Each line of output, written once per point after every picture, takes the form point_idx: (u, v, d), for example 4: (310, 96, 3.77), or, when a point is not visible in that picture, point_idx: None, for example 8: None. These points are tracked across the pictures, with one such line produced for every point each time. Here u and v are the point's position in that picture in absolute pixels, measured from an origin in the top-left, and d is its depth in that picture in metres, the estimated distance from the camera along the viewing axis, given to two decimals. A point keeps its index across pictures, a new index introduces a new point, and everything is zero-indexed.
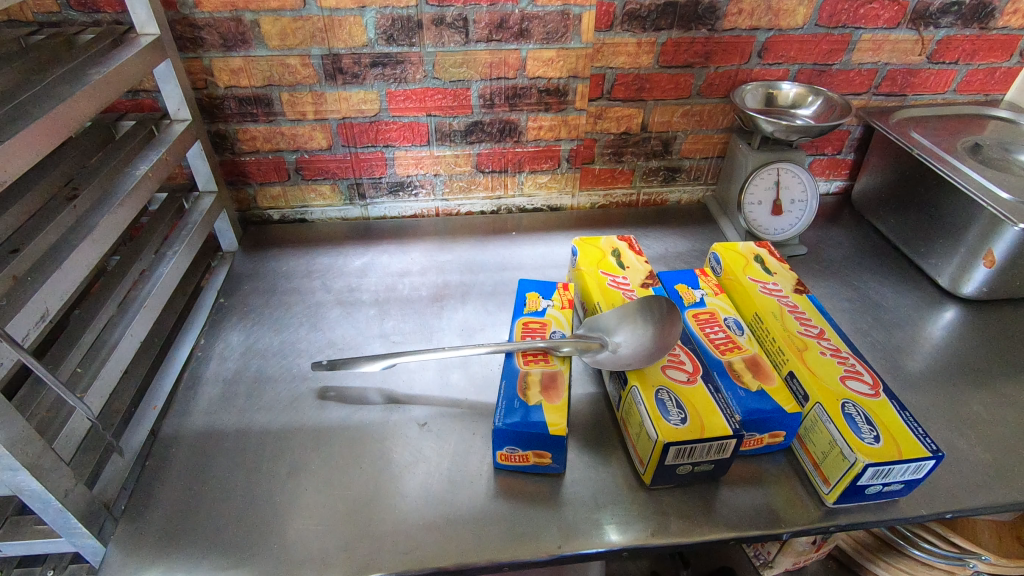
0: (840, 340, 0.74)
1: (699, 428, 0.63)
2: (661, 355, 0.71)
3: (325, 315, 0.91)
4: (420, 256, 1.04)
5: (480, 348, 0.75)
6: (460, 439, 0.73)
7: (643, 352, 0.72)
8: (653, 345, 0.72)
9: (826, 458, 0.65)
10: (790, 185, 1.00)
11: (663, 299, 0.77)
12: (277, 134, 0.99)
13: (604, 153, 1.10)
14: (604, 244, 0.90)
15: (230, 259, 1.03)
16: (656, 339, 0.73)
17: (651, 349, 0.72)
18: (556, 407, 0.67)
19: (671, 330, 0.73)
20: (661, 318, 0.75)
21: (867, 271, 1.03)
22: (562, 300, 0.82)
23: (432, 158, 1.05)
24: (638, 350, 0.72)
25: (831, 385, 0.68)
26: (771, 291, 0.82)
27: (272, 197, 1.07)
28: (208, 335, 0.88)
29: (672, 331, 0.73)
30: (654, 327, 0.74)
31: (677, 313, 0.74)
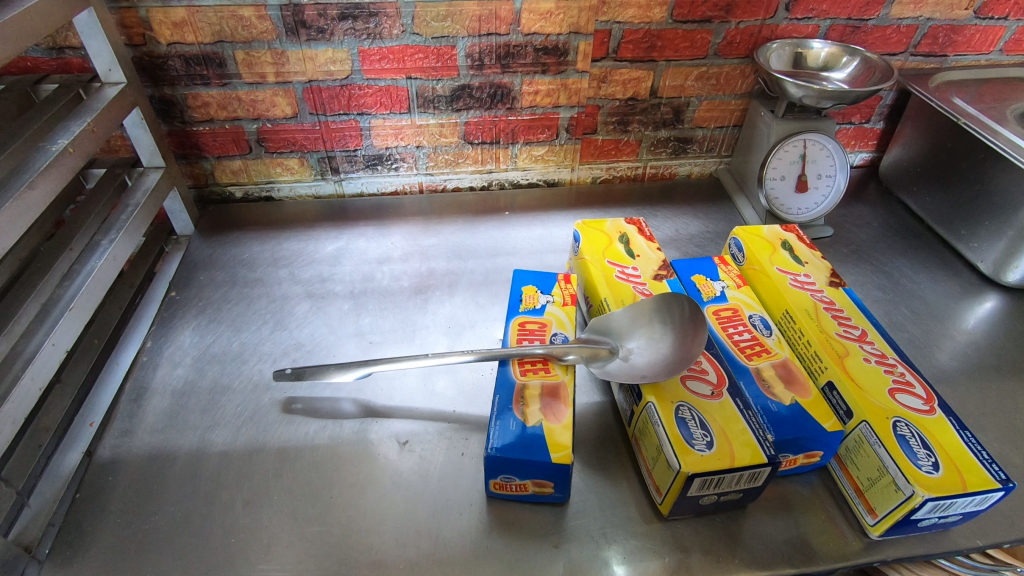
0: (885, 343, 0.64)
1: (728, 457, 0.53)
2: (683, 366, 0.61)
3: (293, 311, 0.80)
4: (402, 239, 0.93)
5: (468, 353, 0.65)
6: (447, 460, 0.63)
7: (661, 364, 0.62)
8: (672, 356, 0.63)
9: (872, 486, 0.56)
10: (817, 158, 0.89)
11: (683, 298, 0.66)
12: (233, 99, 0.86)
13: (608, 121, 0.97)
14: (610, 228, 0.79)
15: (185, 244, 0.90)
16: (676, 349, 0.63)
17: (671, 362, 0.62)
18: (560, 428, 0.57)
19: (693, 337, 0.63)
20: (681, 323, 0.65)
21: (899, 255, 0.93)
22: (563, 295, 0.71)
23: (414, 127, 0.92)
24: (655, 362, 0.62)
25: (878, 399, 0.58)
26: (803, 284, 0.71)
27: (233, 171, 0.94)
28: (157, 334, 0.76)
29: (694, 339, 0.63)
30: (674, 336, 0.64)
31: (701, 319, 0.64)
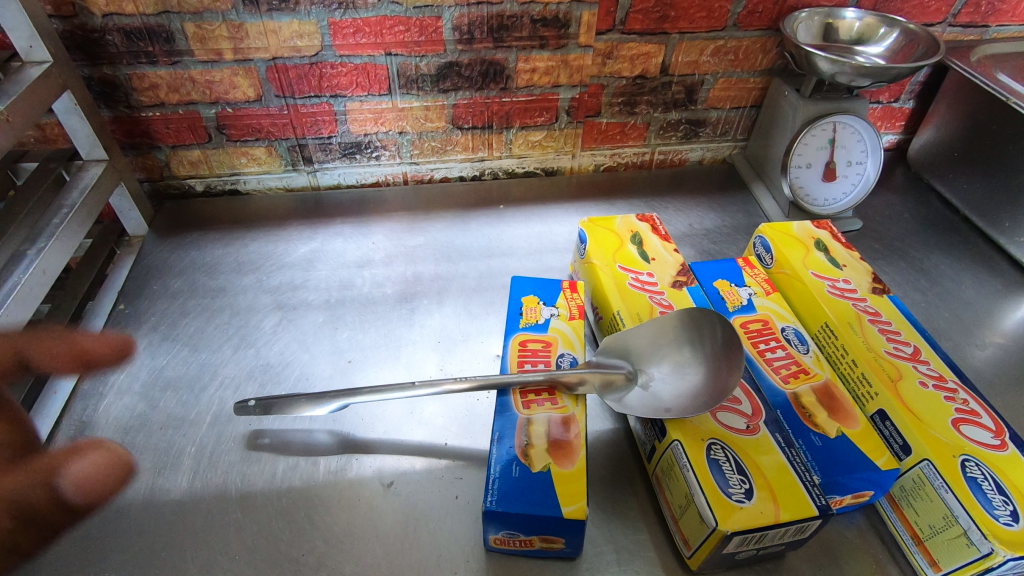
0: (941, 362, 0.56)
1: (771, 509, 0.45)
2: (717, 400, 0.52)
3: (260, 326, 0.70)
4: (384, 239, 0.83)
5: (461, 381, 0.55)
6: (439, 505, 0.54)
7: (690, 396, 0.53)
8: (703, 388, 0.54)
9: (935, 536, 0.48)
10: (847, 143, 0.80)
11: (717, 319, 0.57)
12: (185, 80, 0.74)
13: (612, 102, 0.87)
14: (620, 226, 0.70)
15: (138, 246, 0.80)
16: (708, 380, 0.54)
17: (702, 395, 0.53)
18: (571, 475, 0.48)
19: (729, 366, 0.54)
20: (712, 349, 0.56)
21: (933, 250, 0.85)
22: (569, 308, 0.62)
23: (395, 111, 0.81)
24: (682, 394, 0.54)
25: (940, 432, 0.50)
26: (842, 291, 0.62)
27: (191, 163, 0.83)
28: (102, 356, 0.66)
29: (731, 369, 0.54)
30: (705, 364, 0.55)
31: (735, 344, 0.55)
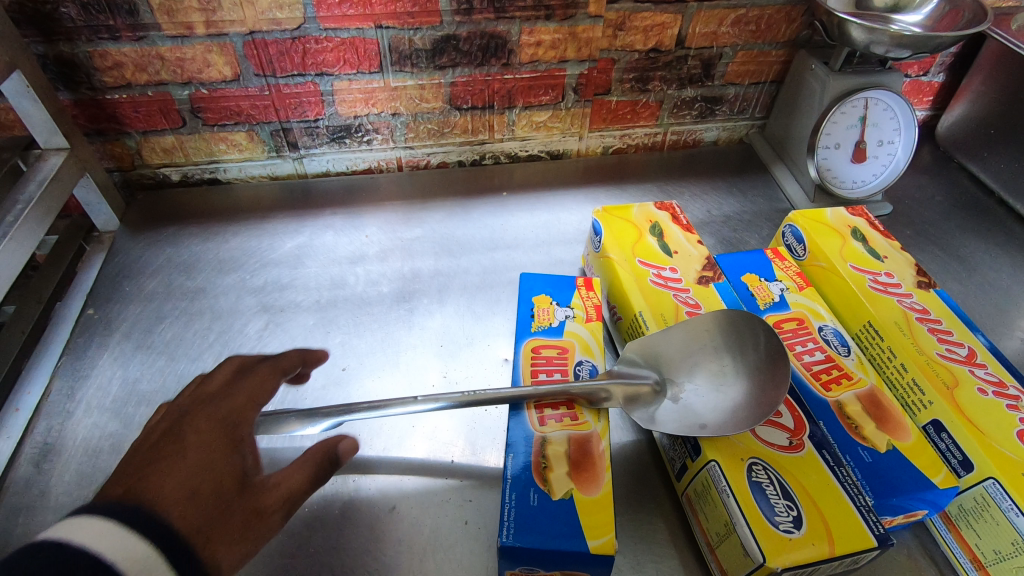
0: (999, 366, 0.51)
1: (824, 541, 0.40)
2: (760, 415, 0.47)
3: (244, 332, 0.64)
4: (378, 231, 0.76)
5: (469, 395, 0.50)
6: (446, 533, 0.49)
7: (730, 413, 0.48)
8: (744, 404, 0.48)
9: (1001, 562, 0.43)
10: (880, 121, 0.74)
11: (758, 323, 0.51)
12: (154, 58, 0.67)
13: (624, 79, 0.79)
14: (638, 216, 0.64)
15: (109, 243, 0.73)
16: (749, 393, 0.49)
17: (742, 410, 0.48)
18: (596, 503, 0.43)
19: (773, 378, 0.49)
20: (754, 358, 0.50)
21: (968, 235, 0.79)
22: (585, 308, 0.56)
23: (387, 90, 0.74)
24: (720, 409, 0.48)
25: (1005, 446, 0.45)
26: (885, 286, 0.57)
27: (164, 150, 0.75)
28: (69, 369, 0.60)
29: (776, 384, 0.48)
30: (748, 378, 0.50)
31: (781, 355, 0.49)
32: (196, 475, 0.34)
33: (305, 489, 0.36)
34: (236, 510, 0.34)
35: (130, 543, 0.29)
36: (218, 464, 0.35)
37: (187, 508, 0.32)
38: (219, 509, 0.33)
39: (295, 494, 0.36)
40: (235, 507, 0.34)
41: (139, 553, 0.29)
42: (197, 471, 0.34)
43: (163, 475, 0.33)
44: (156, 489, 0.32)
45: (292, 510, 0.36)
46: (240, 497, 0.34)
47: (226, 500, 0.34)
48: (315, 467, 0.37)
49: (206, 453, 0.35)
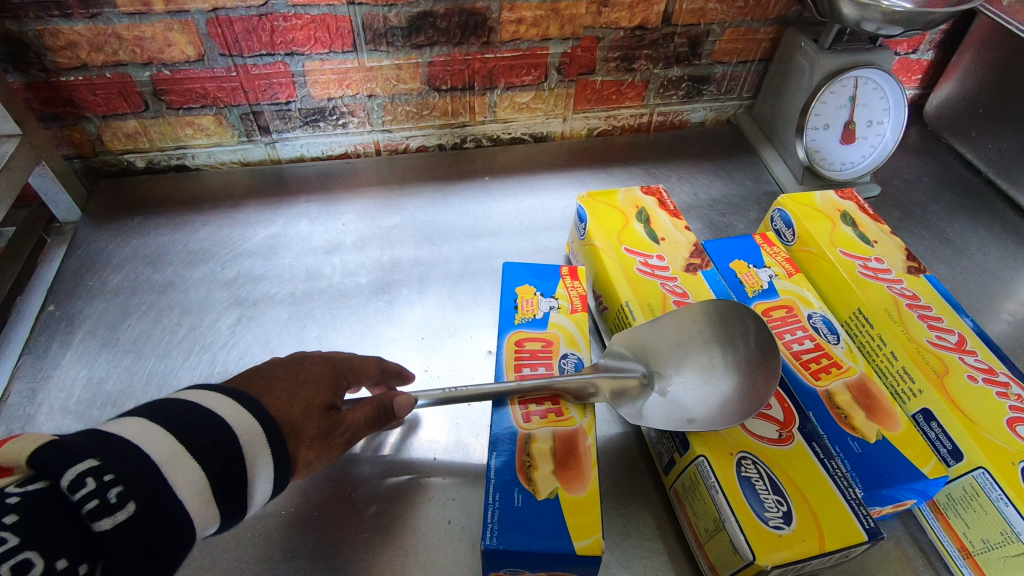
0: (989, 353, 0.50)
1: (813, 537, 0.39)
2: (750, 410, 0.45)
3: (216, 327, 0.61)
4: (355, 219, 0.73)
5: (451, 391, 0.48)
6: (429, 533, 0.48)
7: (719, 409, 0.46)
8: (733, 400, 0.47)
9: (988, 552, 0.43)
10: (869, 101, 0.72)
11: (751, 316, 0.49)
12: (110, 37, 0.62)
13: (609, 58, 0.76)
14: (623, 201, 0.62)
15: (71, 235, 0.70)
16: (739, 387, 0.47)
17: (731, 405, 0.46)
18: (582, 502, 0.42)
19: (764, 371, 0.47)
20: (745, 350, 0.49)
21: (955, 217, 0.78)
22: (570, 298, 0.55)
23: (362, 71, 0.71)
24: (709, 403, 0.47)
25: (995, 435, 0.45)
26: (876, 272, 0.56)
27: (127, 135, 0.71)
28: (30, 369, 0.57)
29: (767, 380, 0.47)
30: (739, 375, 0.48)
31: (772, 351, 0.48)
32: (303, 384, 0.42)
33: (365, 423, 0.44)
34: (315, 423, 0.41)
35: (244, 418, 0.36)
36: (321, 381, 0.43)
37: (285, 404, 0.40)
38: (308, 414, 0.41)
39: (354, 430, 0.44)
40: (318, 419, 0.41)
41: (251, 428, 0.36)
42: (303, 382, 0.42)
43: (274, 381, 0.41)
44: (269, 392, 0.40)
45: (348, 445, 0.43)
46: (322, 412, 0.42)
47: (314, 411, 0.41)
48: (374, 411, 0.45)
49: (318, 372, 0.43)
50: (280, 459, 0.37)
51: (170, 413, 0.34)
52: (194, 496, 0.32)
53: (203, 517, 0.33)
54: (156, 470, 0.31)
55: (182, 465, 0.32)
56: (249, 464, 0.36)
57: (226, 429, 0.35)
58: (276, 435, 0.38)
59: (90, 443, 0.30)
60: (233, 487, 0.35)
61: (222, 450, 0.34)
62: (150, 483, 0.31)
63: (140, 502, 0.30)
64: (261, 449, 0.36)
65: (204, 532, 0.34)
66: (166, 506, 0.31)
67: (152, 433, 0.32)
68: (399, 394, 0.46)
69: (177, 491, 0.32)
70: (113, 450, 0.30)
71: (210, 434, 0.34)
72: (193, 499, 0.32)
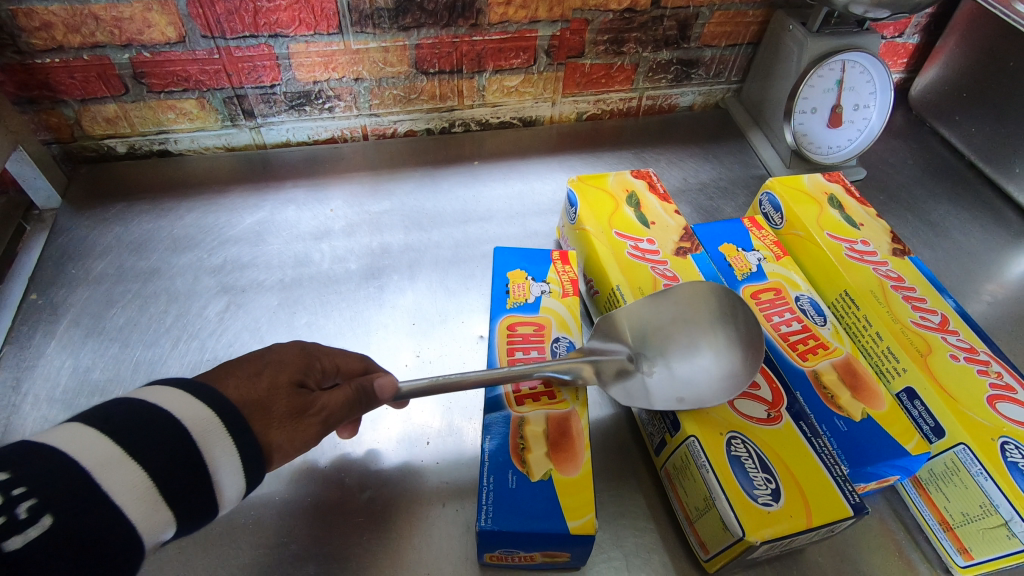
0: (970, 331, 0.51)
1: (801, 513, 0.40)
2: (741, 379, 0.47)
3: (203, 315, 0.61)
4: (343, 204, 0.73)
5: (438, 379, 0.45)
6: (424, 516, 0.48)
7: (709, 387, 0.47)
8: (721, 377, 0.48)
9: (967, 524, 0.45)
10: (856, 84, 0.73)
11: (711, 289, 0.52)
12: (87, 17, 0.61)
13: (598, 41, 0.76)
14: (614, 185, 0.62)
15: (51, 222, 0.68)
16: (722, 358, 0.49)
17: (723, 376, 0.48)
18: (576, 483, 0.42)
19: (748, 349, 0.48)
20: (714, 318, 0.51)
21: (938, 199, 0.80)
22: (561, 282, 0.55)
23: (348, 53, 0.69)
24: (700, 376, 0.48)
25: (975, 412, 0.46)
26: (862, 254, 0.57)
27: (107, 120, 0.69)
28: (13, 359, 0.56)
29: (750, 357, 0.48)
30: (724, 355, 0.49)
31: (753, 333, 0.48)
32: (269, 364, 0.40)
33: (343, 407, 0.41)
34: (282, 399, 0.38)
35: (197, 409, 0.35)
36: (290, 361, 0.41)
37: (248, 387, 0.38)
38: (274, 390, 0.38)
39: (331, 413, 0.40)
40: (287, 397, 0.39)
41: (204, 418, 0.35)
42: (269, 362, 0.40)
43: (236, 365, 0.39)
44: (226, 375, 0.38)
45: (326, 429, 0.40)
46: (291, 390, 0.39)
47: (282, 389, 0.39)
48: (354, 393, 0.42)
49: (285, 354, 0.41)
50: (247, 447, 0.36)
51: (112, 414, 0.33)
52: (135, 500, 0.31)
53: (152, 521, 0.32)
54: (86, 477, 0.30)
55: (120, 469, 0.31)
56: (206, 457, 0.34)
57: (174, 424, 0.34)
58: (237, 422, 0.36)
59: (15, 455, 0.29)
60: (190, 484, 0.33)
61: (170, 448, 0.33)
62: (80, 491, 0.30)
63: (64, 512, 0.29)
64: (217, 441, 0.35)
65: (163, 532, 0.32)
66: (102, 511, 0.30)
67: (88, 436, 0.31)
68: (381, 376, 0.44)
69: (114, 497, 0.30)
70: (38, 461, 0.29)
71: (155, 430, 0.33)
72: (133, 504, 0.31)
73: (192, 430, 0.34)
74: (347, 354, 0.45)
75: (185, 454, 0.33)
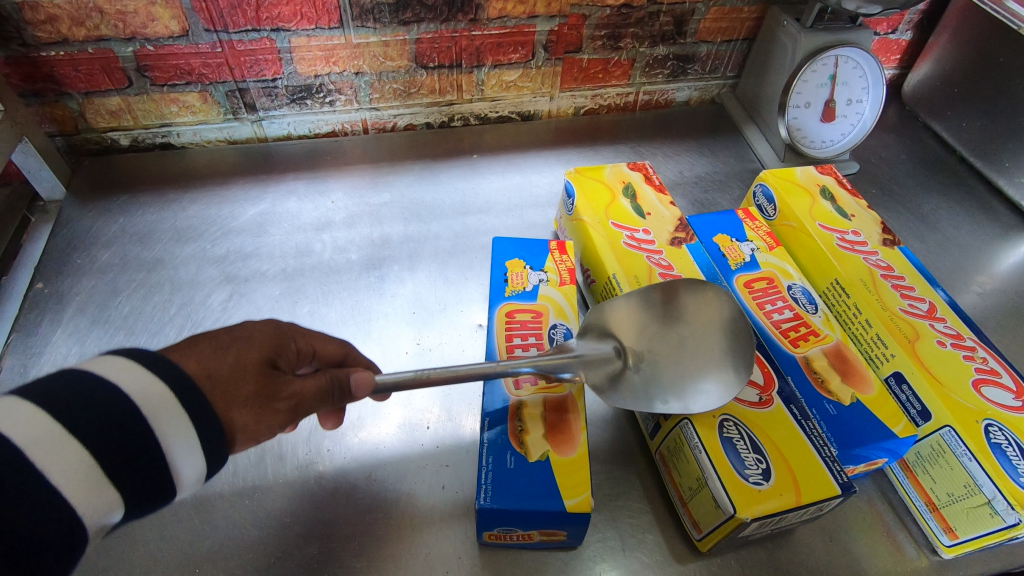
0: (958, 319, 0.53)
1: (790, 491, 0.41)
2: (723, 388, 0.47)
3: (207, 304, 0.62)
4: (344, 196, 0.74)
5: (424, 373, 0.43)
6: (425, 498, 0.50)
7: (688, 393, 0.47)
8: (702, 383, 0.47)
9: (952, 504, 0.46)
10: (849, 79, 0.74)
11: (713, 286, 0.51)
12: (91, 10, 0.62)
13: (595, 36, 0.77)
14: (611, 177, 0.63)
15: (55, 214, 0.69)
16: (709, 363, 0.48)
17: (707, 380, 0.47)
18: (572, 463, 0.43)
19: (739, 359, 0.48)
20: (712, 319, 0.50)
21: (929, 193, 0.81)
22: (559, 271, 0.56)
23: (349, 48, 0.70)
24: (684, 377, 0.48)
25: (961, 396, 0.47)
26: (853, 245, 0.58)
27: (110, 113, 0.70)
28: (20, 347, 0.57)
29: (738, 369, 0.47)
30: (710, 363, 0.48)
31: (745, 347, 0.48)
32: (239, 341, 0.38)
33: (314, 395, 0.39)
34: (250, 380, 0.37)
35: (148, 384, 0.33)
36: (262, 340, 0.39)
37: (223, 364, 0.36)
38: (241, 370, 0.37)
39: (298, 400, 0.38)
40: (255, 379, 0.37)
41: (156, 394, 0.33)
42: (237, 338, 0.38)
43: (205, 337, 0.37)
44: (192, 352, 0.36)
45: (292, 418, 0.38)
46: (260, 371, 0.37)
47: (250, 368, 0.37)
48: (326, 383, 0.40)
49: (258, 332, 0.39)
50: (207, 429, 0.34)
51: (58, 386, 0.32)
52: (75, 482, 0.30)
53: (97, 499, 0.31)
54: (20, 455, 0.29)
55: (57, 446, 0.30)
56: (156, 438, 0.33)
57: (122, 398, 0.32)
58: (198, 400, 0.35)
59: None
60: (145, 461, 0.33)
61: (117, 423, 0.32)
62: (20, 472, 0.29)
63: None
64: (170, 417, 0.33)
65: (112, 510, 0.32)
66: (41, 494, 0.29)
67: (26, 412, 0.30)
68: (358, 370, 0.42)
69: (49, 476, 0.30)
70: None
71: (102, 408, 0.32)
72: (70, 483, 0.30)
73: (142, 408, 0.33)
74: (325, 337, 0.44)
75: (135, 430, 0.32)
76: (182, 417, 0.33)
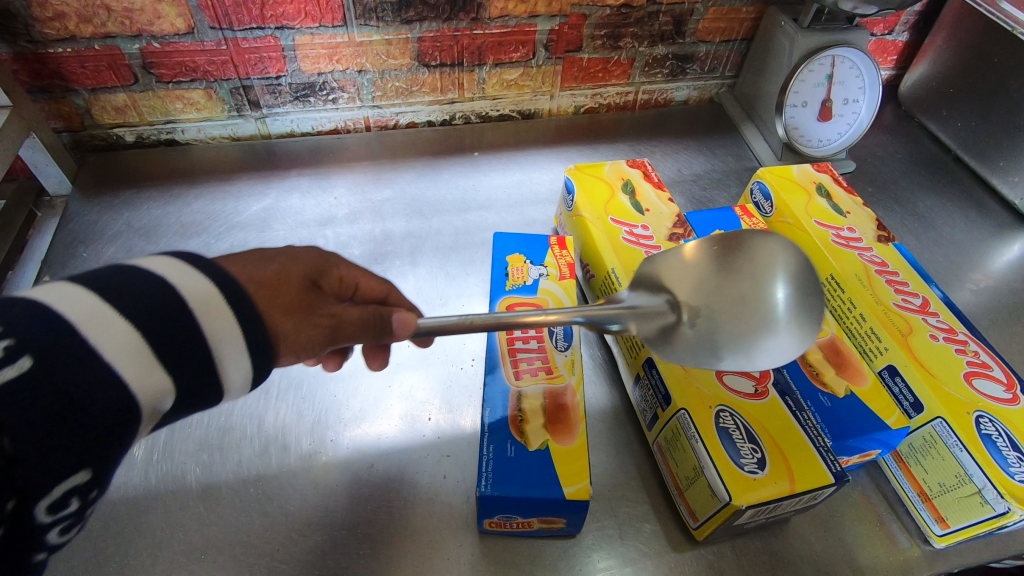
0: (950, 314, 0.54)
1: (785, 480, 0.42)
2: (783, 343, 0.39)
3: None
4: (346, 192, 0.75)
5: (468, 318, 0.40)
6: (426, 487, 0.50)
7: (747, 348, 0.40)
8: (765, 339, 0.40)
9: (945, 494, 0.47)
10: (846, 79, 0.75)
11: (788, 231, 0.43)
12: (98, 8, 0.62)
13: (595, 35, 0.78)
14: (610, 174, 0.64)
15: (62, 209, 0.70)
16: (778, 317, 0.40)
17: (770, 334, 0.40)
18: (572, 452, 0.44)
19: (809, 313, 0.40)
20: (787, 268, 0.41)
21: (924, 192, 0.82)
22: (559, 266, 0.57)
23: (352, 45, 0.71)
24: (747, 333, 0.40)
25: (953, 388, 0.48)
26: (848, 241, 0.59)
27: (116, 109, 0.71)
28: None
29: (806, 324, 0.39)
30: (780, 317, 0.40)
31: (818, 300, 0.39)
32: (284, 257, 0.39)
33: (357, 325, 0.40)
34: (294, 290, 0.38)
35: (197, 282, 0.33)
36: (306, 259, 0.40)
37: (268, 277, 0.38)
38: (289, 280, 0.38)
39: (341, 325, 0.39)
40: (300, 292, 0.38)
41: (203, 292, 0.33)
42: (280, 255, 0.39)
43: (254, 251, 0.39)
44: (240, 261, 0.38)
45: (330, 343, 0.39)
46: (303, 285, 0.39)
47: (293, 282, 0.38)
48: (370, 315, 0.40)
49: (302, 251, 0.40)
50: (254, 336, 0.35)
51: (101, 278, 0.31)
52: (128, 360, 0.30)
53: (149, 380, 0.31)
54: (71, 329, 0.29)
55: (105, 325, 0.30)
56: (202, 329, 0.33)
57: (170, 289, 0.32)
58: (245, 306, 0.35)
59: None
60: (190, 358, 0.33)
61: (163, 312, 0.32)
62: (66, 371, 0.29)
63: (48, 373, 0.28)
64: (218, 313, 0.33)
65: (162, 398, 0.32)
66: (90, 372, 0.29)
67: (75, 293, 0.30)
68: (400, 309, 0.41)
69: (102, 352, 0.29)
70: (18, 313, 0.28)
71: (150, 297, 0.32)
72: (122, 359, 0.30)
73: (189, 301, 0.33)
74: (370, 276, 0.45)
75: (181, 320, 0.32)
76: (229, 315, 0.34)
